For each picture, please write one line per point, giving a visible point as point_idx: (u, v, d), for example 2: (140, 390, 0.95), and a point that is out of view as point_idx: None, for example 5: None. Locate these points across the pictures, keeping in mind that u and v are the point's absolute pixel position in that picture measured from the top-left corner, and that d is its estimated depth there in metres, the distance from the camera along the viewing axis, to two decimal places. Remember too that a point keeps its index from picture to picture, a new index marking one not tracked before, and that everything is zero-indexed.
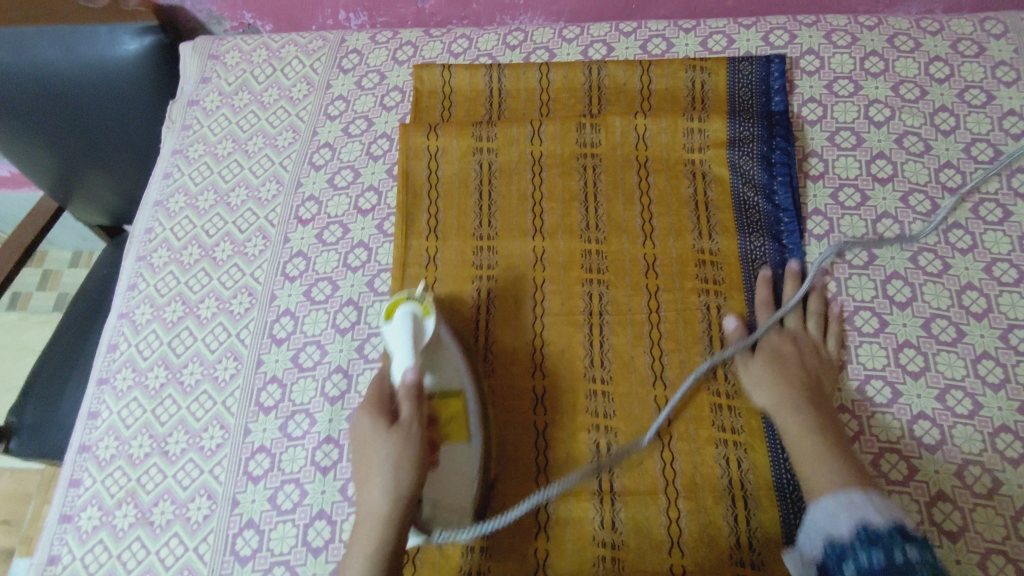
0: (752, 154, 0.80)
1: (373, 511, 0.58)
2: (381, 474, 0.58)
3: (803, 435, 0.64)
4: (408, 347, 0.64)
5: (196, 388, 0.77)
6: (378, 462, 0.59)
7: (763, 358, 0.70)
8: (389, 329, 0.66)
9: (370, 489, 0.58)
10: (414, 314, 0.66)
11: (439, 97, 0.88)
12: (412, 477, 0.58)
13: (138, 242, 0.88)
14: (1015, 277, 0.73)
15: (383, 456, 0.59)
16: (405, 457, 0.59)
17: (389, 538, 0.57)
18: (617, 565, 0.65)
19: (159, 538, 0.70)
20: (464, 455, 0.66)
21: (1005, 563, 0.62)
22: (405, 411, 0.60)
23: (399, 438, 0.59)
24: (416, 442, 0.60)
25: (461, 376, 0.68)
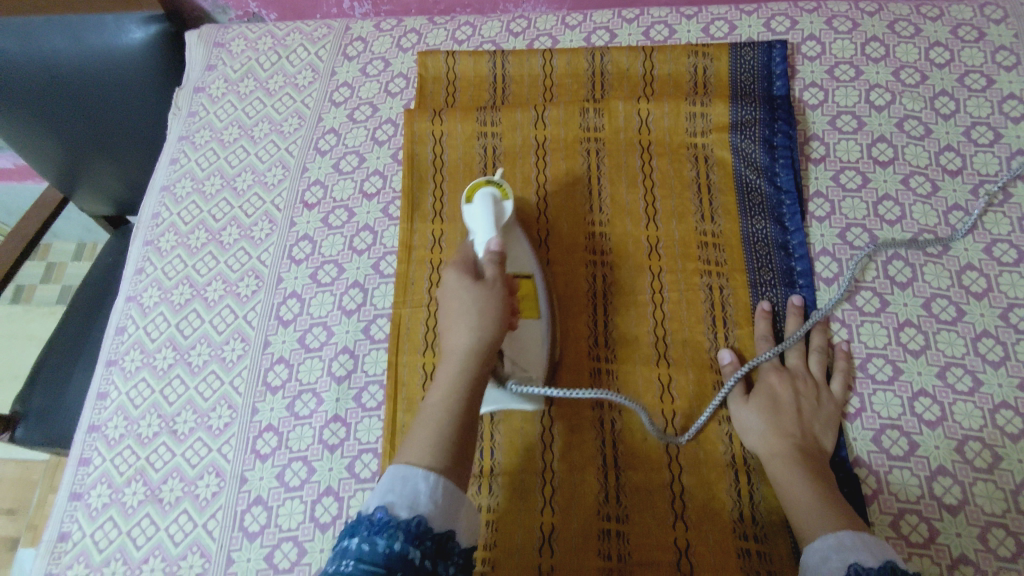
0: (754, 137, 0.80)
1: (456, 350, 0.59)
2: (465, 322, 0.60)
3: (792, 477, 0.62)
4: (489, 224, 0.69)
5: (204, 368, 0.78)
6: (460, 310, 0.61)
7: (759, 399, 0.68)
8: (471, 209, 0.72)
9: (455, 333, 0.60)
10: (494, 194, 0.72)
11: (443, 83, 0.89)
12: (496, 328, 0.60)
13: (145, 226, 0.89)
14: (1015, 257, 0.73)
15: (468, 300, 0.61)
16: (489, 304, 0.60)
17: (473, 371, 0.58)
18: (622, 539, 0.65)
19: (168, 515, 0.71)
20: (535, 330, 0.68)
21: (1005, 536, 0.62)
22: (490, 271, 0.63)
23: (486, 290, 0.61)
24: (500, 294, 0.62)
25: (530, 262, 0.72)
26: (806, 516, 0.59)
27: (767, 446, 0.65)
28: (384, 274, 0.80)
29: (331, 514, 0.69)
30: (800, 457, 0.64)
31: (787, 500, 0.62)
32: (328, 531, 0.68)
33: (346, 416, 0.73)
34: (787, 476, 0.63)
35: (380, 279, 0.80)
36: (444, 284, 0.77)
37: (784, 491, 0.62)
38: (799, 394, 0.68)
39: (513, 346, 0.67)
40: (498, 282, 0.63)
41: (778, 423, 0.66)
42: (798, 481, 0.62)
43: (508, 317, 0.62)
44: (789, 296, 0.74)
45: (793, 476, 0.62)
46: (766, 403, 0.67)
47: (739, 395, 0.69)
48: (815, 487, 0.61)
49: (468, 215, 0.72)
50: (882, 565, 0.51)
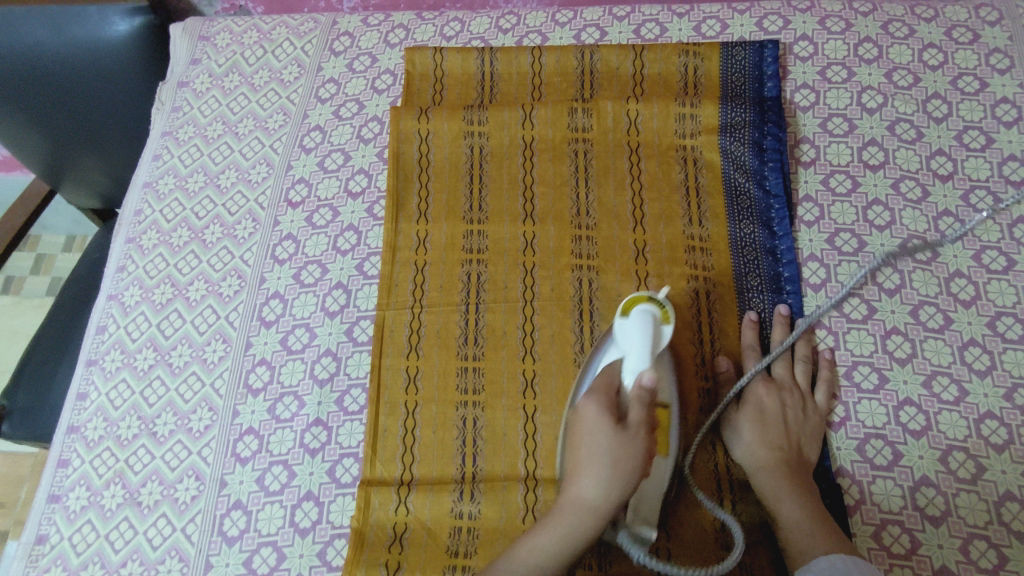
0: (744, 139, 0.79)
1: (581, 501, 0.59)
2: (596, 469, 0.59)
3: (777, 492, 0.62)
4: (645, 352, 0.62)
5: (185, 369, 0.77)
6: (595, 455, 0.60)
7: (748, 412, 0.67)
8: (625, 324, 0.64)
9: (583, 479, 0.60)
10: (654, 314, 0.64)
11: (431, 80, 0.87)
12: (626, 487, 0.59)
13: (126, 224, 0.87)
14: (1004, 265, 0.73)
15: (603, 449, 0.59)
16: (622, 459, 0.59)
17: (586, 532, 0.58)
18: (603, 548, 0.65)
19: (147, 519, 0.70)
20: (662, 471, 0.63)
21: (987, 548, 0.62)
22: (636, 415, 0.60)
23: (626, 442, 0.60)
24: (639, 450, 0.60)
25: (672, 395, 0.65)
26: (793, 535, 0.59)
27: (754, 459, 0.65)
28: (368, 275, 0.79)
29: (311, 518, 0.69)
30: (785, 470, 0.63)
31: (774, 515, 0.61)
32: (308, 537, 0.68)
33: (328, 420, 0.72)
34: (771, 490, 0.62)
35: (364, 281, 0.79)
36: (428, 286, 0.76)
37: (769, 506, 0.62)
38: (787, 405, 0.68)
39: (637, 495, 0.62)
40: (640, 430, 0.61)
41: (764, 436, 0.65)
42: (784, 496, 0.61)
43: (642, 476, 0.60)
44: (775, 303, 0.73)
45: (779, 491, 0.62)
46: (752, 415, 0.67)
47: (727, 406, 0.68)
48: (801, 502, 0.61)
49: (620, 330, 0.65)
50: None
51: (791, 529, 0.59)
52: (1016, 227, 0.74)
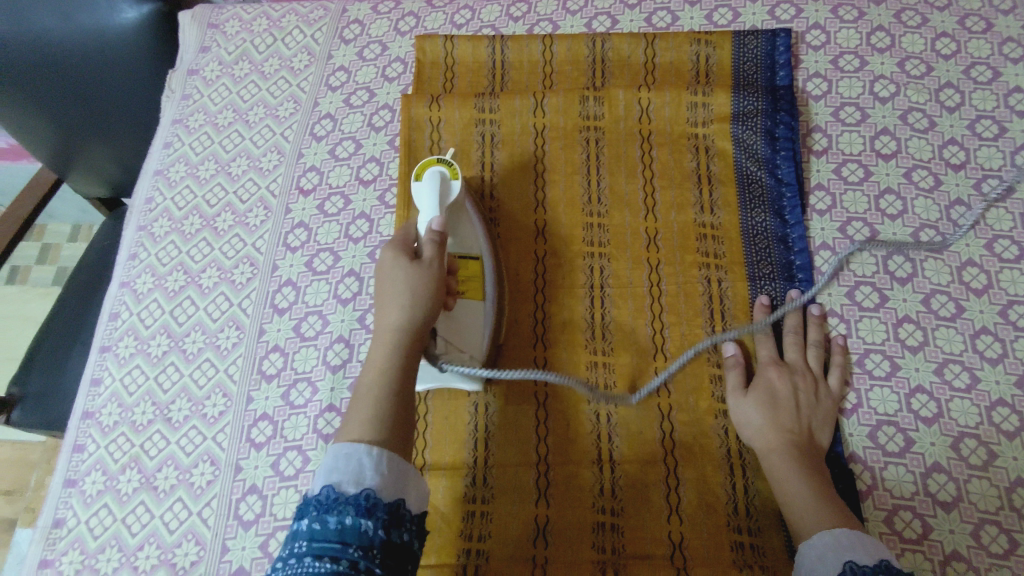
0: (755, 128, 0.80)
1: (387, 326, 0.59)
2: (398, 300, 0.59)
3: (787, 472, 0.62)
4: (434, 206, 0.68)
5: (199, 356, 0.77)
6: (393, 289, 0.60)
7: (758, 396, 0.67)
8: (420, 185, 0.70)
9: (387, 313, 0.59)
10: (443, 172, 0.70)
11: (441, 68, 0.87)
12: (427, 305, 0.60)
13: (138, 211, 0.88)
14: (1016, 254, 0.73)
15: (402, 282, 0.60)
16: (419, 285, 0.60)
17: (402, 354, 0.58)
18: (616, 531, 0.65)
19: (163, 503, 0.71)
20: (477, 308, 0.69)
21: (998, 533, 0.62)
22: (428, 251, 0.62)
23: (421, 270, 0.60)
24: (435, 272, 0.61)
25: (480, 243, 0.72)
26: (803, 514, 0.59)
27: (764, 437, 0.65)
28: None
29: None
30: (795, 451, 0.63)
31: (783, 495, 0.62)
32: None
33: (341, 406, 0.73)
34: (780, 469, 0.63)
35: (377, 268, 0.79)
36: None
37: (778, 484, 0.62)
38: (797, 387, 0.68)
39: (447, 324, 0.67)
40: (433, 256, 0.62)
41: (774, 415, 0.66)
42: (793, 475, 0.62)
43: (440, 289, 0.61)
44: (785, 291, 0.74)
45: (786, 468, 0.62)
46: (761, 394, 0.67)
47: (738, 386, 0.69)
48: (810, 482, 0.61)
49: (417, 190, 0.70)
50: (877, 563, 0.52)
51: (801, 508, 0.60)
52: None
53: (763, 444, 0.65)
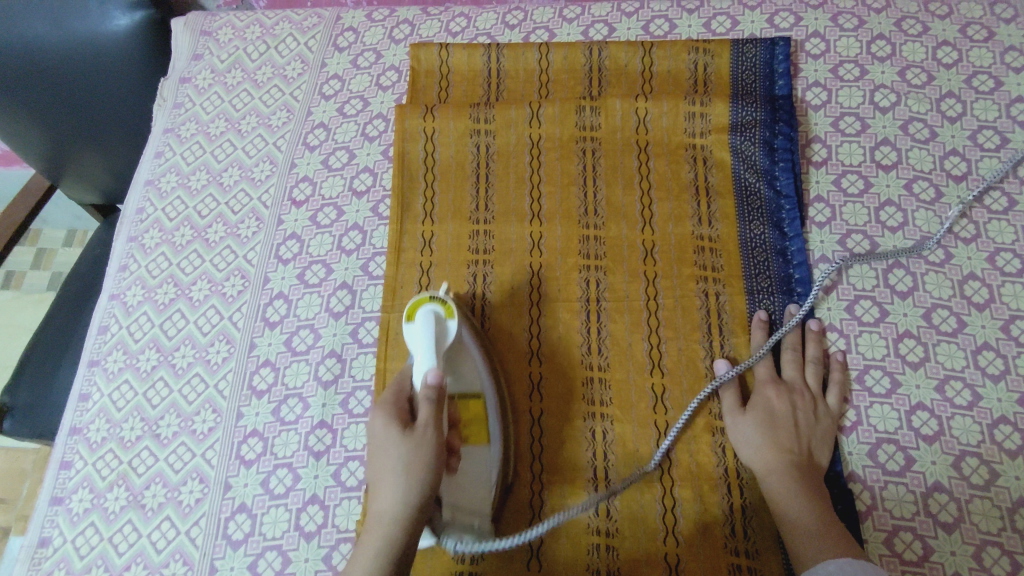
0: (754, 139, 0.78)
1: (382, 513, 0.54)
2: (392, 478, 0.55)
3: (787, 499, 0.61)
4: (430, 349, 0.63)
5: (189, 370, 0.76)
6: (389, 467, 0.56)
7: (755, 417, 0.66)
8: (410, 330, 0.66)
9: (381, 496, 0.55)
10: (436, 312, 0.66)
11: (436, 76, 0.86)
12: (424, 476, 0.55)
13: (129, 222, 0.86)
14: (1018, 267, 0.72)
15: (395, 458, 0.56)
16: (416, 460, 0.55)
17: (400, 539, 0.54)
18: (611, 553, 0.64)
19: (151, 522, 0.70)
20: (482, 456, 0.66)
21: (1000, 555, 0.61)
22: (422, 414, 0.58)
23: (416, 444, 0.56)
24: (431, 445, 0.56)
25: (481, 378, 0.68)
26: (803, 545, 0.58)
27: (764, 464, 0.64)
28: (373, 276, 0.78)
29: (316, 522, 0.68)
30: (795, 478, 0.62)
31: (783, 524, 0.60)
32: (313, 541, 0.67)
33: (332, 422, 0.72)
34: (780, 494, 0.62)
35: (369, 281, 0.78)
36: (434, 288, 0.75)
37: (778, 511, 0.61)
38: (796, 407, 0.67)
39: (451, 483, 0.63)
40: (430, 432, 0.57)
41: (773, 439, 0.64)
42: (792, 504, 0.61)
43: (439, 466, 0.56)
44: (784, 305, 0.72)
45: (787, 499, 0.61)
46: (760, 417, 0.66)
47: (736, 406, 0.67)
48: (810, 512, 0.60)
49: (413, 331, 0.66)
50: None
51: (800, 540, 0.58)
52: None
53: (764, 471, 0.63)
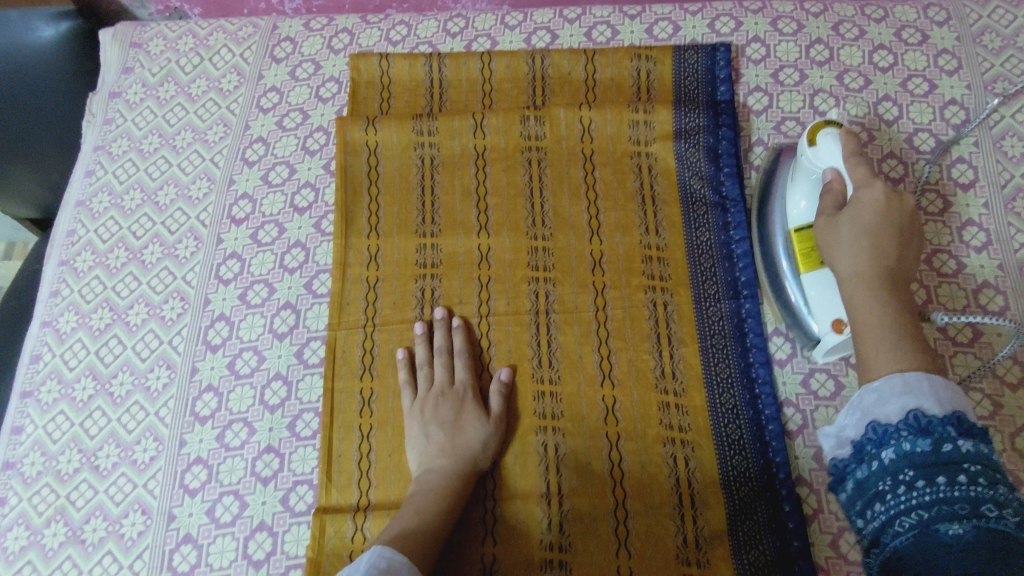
0: (698, 146, 0.79)
1: (846, 270, 0.57)
2: (845, 239, 0.58)
3: (872, 308, 0.53)
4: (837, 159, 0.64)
5: (127, 399, 0.74)
6: (842, 237, 0.58)
7: (846, 215, 0.59)
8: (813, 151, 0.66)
9: (840, 257, 0.58)
10: (835, 134, 0.66)
11: (377, 87, 0.84)
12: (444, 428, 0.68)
13: (59, 244, 0.83)
14: (953, 268, 0.73)
15: (853, 227, 0.58)
16: (873, 226, 0.57)
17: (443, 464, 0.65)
18: (565, 568, 0.64)
19: (91, 557, 0.67)
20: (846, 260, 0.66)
21: None
22: (862, 193, 0.59)
23: (876, 210, 0.58)
24: (889, 225, 0.57)
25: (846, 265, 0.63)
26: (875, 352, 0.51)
27: (848, 246, 0.57)
28: (318, 294, 0.76)
29: (264, 550, 0.66)
30: (890, 287, 0.55)
31: (856, 317, 0.54)
32: (262, 569, 0.66)
33: (280, 446, 0.70)
34: (845, 267, 0.57)
35: (313, 300, 0.76)
36: (381, 305, 0.74)
37: (834, 256, 0.59)
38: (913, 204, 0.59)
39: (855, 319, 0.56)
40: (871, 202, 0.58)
41: (883, 224, 0.57)
42: (877, 313, 0.53)
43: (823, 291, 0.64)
44: (730, 309, 0.73)
45: (853, 261, 0.57)
46: (871, 208, 0.58)
47: (887, 198, 0.58)
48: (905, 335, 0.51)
49: (812, 162, 0.67)
50: (946, 416, 0.44)
51: (878, 341, 0.51)
52: (964, 230, 0.75)
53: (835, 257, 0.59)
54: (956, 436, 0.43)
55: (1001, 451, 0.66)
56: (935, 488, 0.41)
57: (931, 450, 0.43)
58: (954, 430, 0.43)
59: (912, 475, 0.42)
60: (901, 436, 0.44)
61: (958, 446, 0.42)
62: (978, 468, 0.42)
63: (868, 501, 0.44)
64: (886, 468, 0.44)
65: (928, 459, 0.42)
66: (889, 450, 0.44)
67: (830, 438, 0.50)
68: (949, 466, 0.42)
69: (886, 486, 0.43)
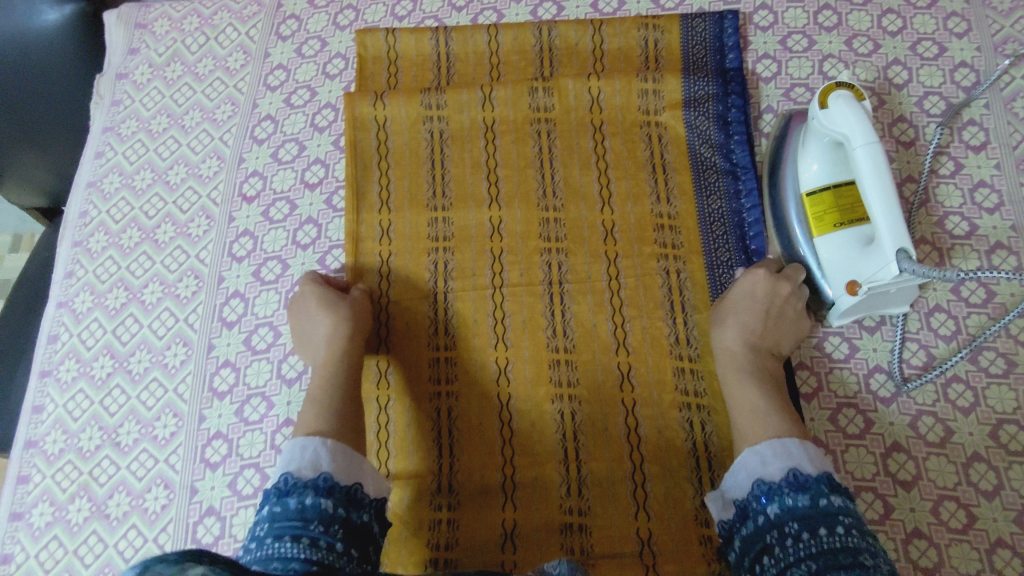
0: (707, 114, 0.79)
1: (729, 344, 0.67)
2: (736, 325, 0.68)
3: (740, 385, 0.65)
4: (855, 124, 0.64)
5: (146, 376, 0.74)
6: (733, 305, 0.69)
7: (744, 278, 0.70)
8: (828, 114, 0.66)
9: (725, 330, 0.68)
10: (850, 99, 0.65)
11: (384, 62, 0.84)
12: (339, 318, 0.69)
13: (72, 226, 0.83)
14: (966, 230, 0.74)
15: (743, 309, 0.68)
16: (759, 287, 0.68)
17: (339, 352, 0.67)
18: (585, 532, 0.65)
19: (116, 531, 0.68)
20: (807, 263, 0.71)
21: (956, 509, 0.64)
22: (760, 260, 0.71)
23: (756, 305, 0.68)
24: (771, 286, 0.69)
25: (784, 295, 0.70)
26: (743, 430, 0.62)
27: (732, 323, 0.68)
28: (332, 269, 0.77)
29: None
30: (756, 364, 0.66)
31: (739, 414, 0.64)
32: None
33: None
34: (729, 330, 0.68)
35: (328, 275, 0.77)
36: (394, 278, 0.75)
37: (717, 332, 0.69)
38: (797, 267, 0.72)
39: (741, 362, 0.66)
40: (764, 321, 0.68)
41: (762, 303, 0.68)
42: (750, 392, 0.64)
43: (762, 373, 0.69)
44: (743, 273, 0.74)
45: (732, 335, 0.68)
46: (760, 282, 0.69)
47: (774, 279, 0.69)
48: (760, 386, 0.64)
49: (822, 125, 0.67)
50: (819, 474, 0.54)
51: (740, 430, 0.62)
52: (977, 191, 0.75)
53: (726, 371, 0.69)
54: (830, 492, 0.53)
55: (1016, 409, 0.66)
56: (817, 540, 0.50)
57: (809, 504, 0.52)
58: (827, 487, 0.53)
59: (797, 528, 0.51)
60: (783, 492, 0.54)
61: (831, 502, 0.52)
62: (851, 519, 0.51)
63: (758, 556, 0.53)
64: (772, 523, 0.53)
65: (807, 513, 0.52)
66: (774, 505, 0.54)
67: (717, 501, 0.59)
68: (825, 518, 0.51)
69: (773, 540, 0.52)
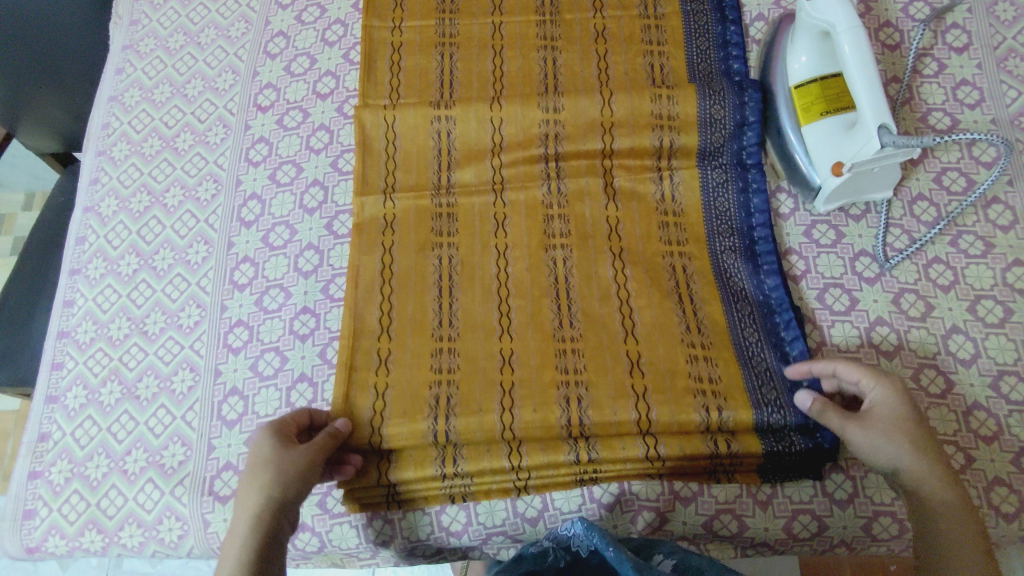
0: (707, 35, 0.83)
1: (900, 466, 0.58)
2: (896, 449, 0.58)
3: (931, 513, 0.56)
4: (838, 8, 0.69)
5: (170, 272, 0.78)
6: (882, 425, 0.59)
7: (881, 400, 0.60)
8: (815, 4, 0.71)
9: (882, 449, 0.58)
10: None
11: (381, 163, 0.78)
12: (283, 466, 0.57)
13: (96, 137, 0.87)
14: (948, 125, 0.77)
15: (892, 433, 0.58)
16: (898, 416, 0.59)
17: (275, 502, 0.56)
18: (582, 402, 0.65)
19: (146, 410, 0.73)
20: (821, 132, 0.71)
21: (936, 375, 0.68)
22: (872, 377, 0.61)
23: (909, 424, 0.58)
24: (906, 410, 0.59)
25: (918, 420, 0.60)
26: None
27: (888, 442, 0.58)
28: (343, 171, 0.81)
29: (306, 399, 0.71)
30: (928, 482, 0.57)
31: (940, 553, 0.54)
32: None
33: (315, 307, 0.75)
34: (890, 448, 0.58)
35: (340, 177, 0.80)
36: (392, 398, 0.66)
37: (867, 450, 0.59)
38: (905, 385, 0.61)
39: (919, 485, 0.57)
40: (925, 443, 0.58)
41: (909, 425, 0.58)
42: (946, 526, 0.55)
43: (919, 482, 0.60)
44: (738, 213, 0.76)
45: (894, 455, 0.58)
46: (891, 406, 0.59)
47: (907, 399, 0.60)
48: (949, 510, 0.55)
49: (810, 16, 0.72)
50: None
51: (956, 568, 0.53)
52: (959, 89, 0.78)
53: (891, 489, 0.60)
54: None
55: (992, 285, 0.71)
56: None
57: None
58: None
59: None
60: None
61: None
62: None
63: None
64: None
65: None
66: None
67: None
68: None
69: None
